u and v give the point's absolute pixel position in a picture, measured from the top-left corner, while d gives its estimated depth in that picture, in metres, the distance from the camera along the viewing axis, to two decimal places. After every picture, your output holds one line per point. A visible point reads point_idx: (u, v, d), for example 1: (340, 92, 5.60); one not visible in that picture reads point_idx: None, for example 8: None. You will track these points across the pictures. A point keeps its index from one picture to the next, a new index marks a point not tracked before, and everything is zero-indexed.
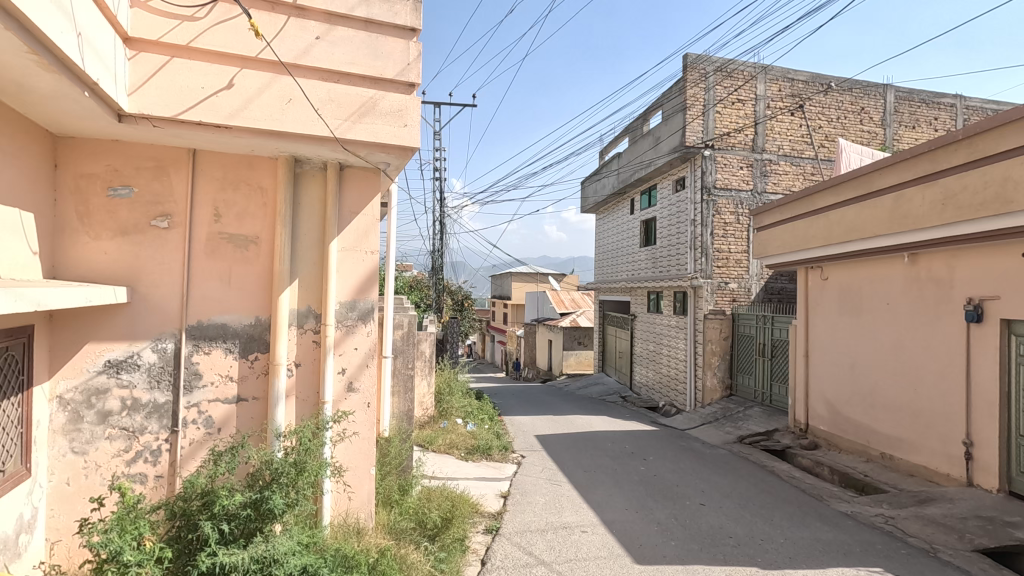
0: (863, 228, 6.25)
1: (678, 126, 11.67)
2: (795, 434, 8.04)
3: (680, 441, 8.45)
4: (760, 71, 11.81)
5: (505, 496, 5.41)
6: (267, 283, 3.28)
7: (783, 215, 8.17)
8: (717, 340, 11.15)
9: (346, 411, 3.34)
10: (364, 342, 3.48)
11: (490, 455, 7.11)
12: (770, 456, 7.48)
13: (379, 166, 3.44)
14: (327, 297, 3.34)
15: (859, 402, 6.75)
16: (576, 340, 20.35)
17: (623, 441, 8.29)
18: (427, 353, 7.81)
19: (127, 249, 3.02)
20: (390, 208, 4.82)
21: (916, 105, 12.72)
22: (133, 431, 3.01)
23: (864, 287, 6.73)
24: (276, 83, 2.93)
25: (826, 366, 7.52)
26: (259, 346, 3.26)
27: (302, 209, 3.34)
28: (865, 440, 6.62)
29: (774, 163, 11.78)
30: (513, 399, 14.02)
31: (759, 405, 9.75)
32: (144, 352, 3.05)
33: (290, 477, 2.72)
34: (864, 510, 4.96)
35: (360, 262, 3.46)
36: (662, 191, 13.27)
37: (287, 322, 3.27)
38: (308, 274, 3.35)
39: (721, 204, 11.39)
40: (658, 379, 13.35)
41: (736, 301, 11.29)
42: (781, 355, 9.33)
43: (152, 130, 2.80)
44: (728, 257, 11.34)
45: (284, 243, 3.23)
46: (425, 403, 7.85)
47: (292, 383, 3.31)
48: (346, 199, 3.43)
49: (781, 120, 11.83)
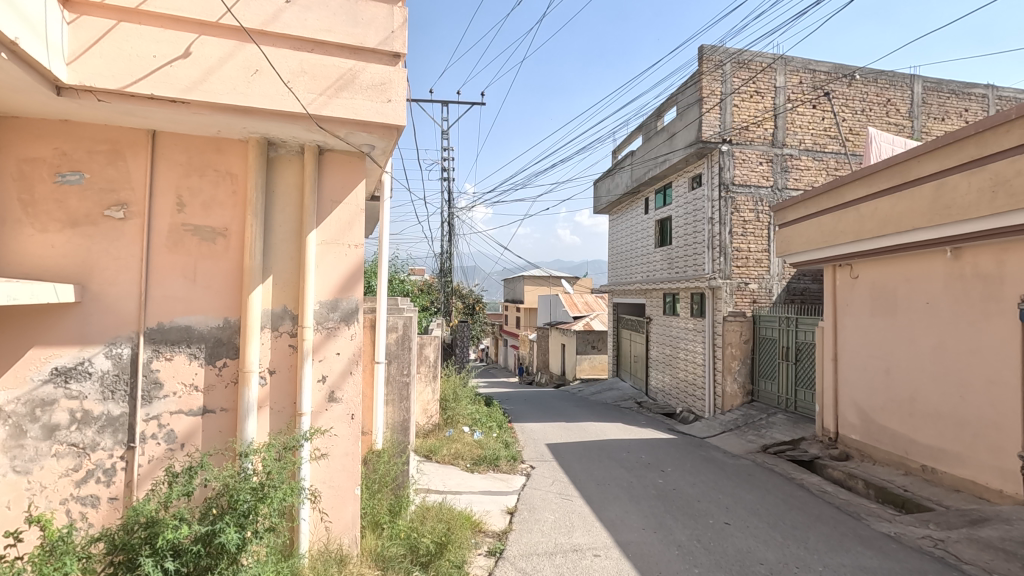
0: (899, 221, 5.77)
1: (694, 120, 11.25)
2: (823, 443, 7.53)
3: (700, 451, 7.97)
4: (779, 63, 11.35)
5: (512, 512, 5.02)
6: (237, 280, 2.92)
7: (807, 210, 7.67)
8: (737, 344, 10.65)
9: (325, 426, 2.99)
10: (348, 346, 3.13)
11: (498, 466, 6.72)
12: (796, 468, 6.99)
13: (362, 149, 3.09)
14: (305, 296, 2.99)
15: (895, 410, 6.25)
16: (589, 344, 19.86)
17: (638, 451, 7.84)
18: (431, 358, 7.45)
19: (78, 242, 2.68)
20: (383, 200, 4.46)
21: (945, 96, 12.13)
22: (83, 448, 2.68)
23: (900, 285, 6.23)
24: (240, 52, 2.59)
25: (857, 370, 7.01)
26: (228, 351, 2.91)
27: (277, 197, 3.00)
28: (903, 451, 6.11)
29: (795, 158, 11.27)
30: (524, 405, 13.61)
31: (783, 412, 9.22)
32: (96, 358, 2.71)
33: (251, 505, 2.33)
34: (910, 531, 4.47)
35: (342, 257, 3.11)
36: (678, 189, 12.82)
37: (259, 325, 2.92)
38: (284, 270, 3.00)
39: (739, 202, 10.93)
40: (675, 384, 12.85)
41: (757, 302, 10.78)
42: (806, 359, 8.82)
43: (98, 106, 2.47)
44: (748, 257, 10.85)
45: (256, 235, 2.89)
46: (429, 411, 7.48)
47: (265, 393, 2.96)
48: (325, 186, 3.07)
49: (802, 113, 11.33)
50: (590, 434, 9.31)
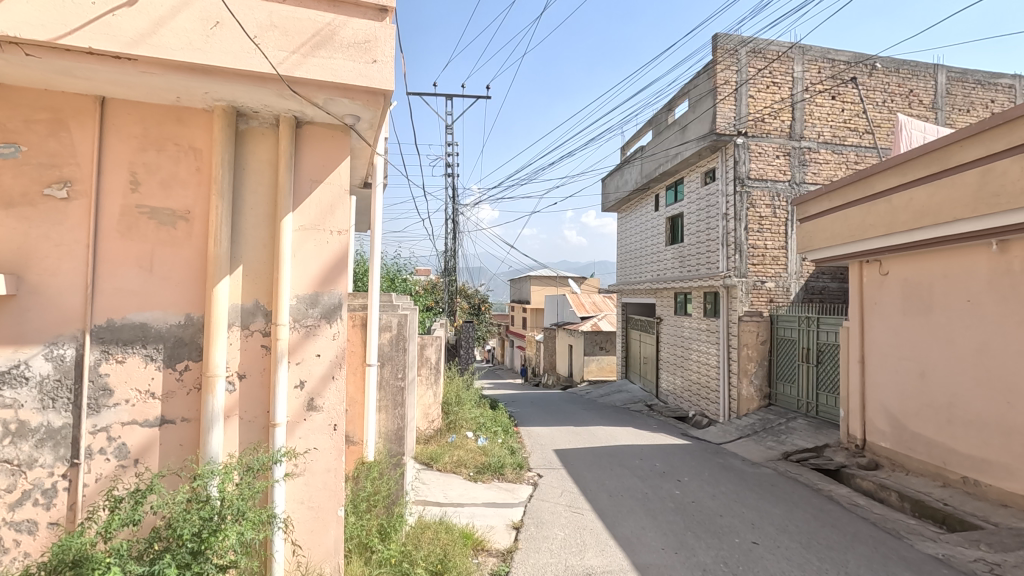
0: (937, 211, 5.33)
1: (707, 112, 10.81)
2: (849, 450, 7.08)
3: (717, 458, 7.53)
4: (797, 52, 10.88)
5: (518, 528, 4.62)
6: (201, 270, 2.54)
7: (831, 202, 7.22)
8: (754, 345, 10.18)
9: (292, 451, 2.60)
10: (330, 347, 2.74)
11: (503, 474, 6.30)
12: (822, 477, 6.55)
13: (346, 121, 2.70)
14: (279, 289, 2.60)
15: (931, 416, 5.80)
16: (597, 345, 19.39)
17: (652, 458, 7.41)
18: (433, 360, 7.06)
19: (13, 225, 2.32)
20: (375, 186, 4.05)
21: (970, 87, 11.62)
22: (19, 465, 2.31)
23: (936, 282, 5.78)
24: (197, 2, 2.22)
25: (887, 373, 6.56)
26: (191, 352, 2.52)
27: (248, 175, 2.61)
28: (940, 461, 5.66)
29: (813, 151, 10.80)
30: (530, 408, 13.18)
31: (804, 417, 8.75)
32: (34, 360, 2.34)
33: (201, 540, 2.00)
34: (959, 553, 4.03)
35: (323, 245, 2.72)
36: (690, 184, 12.37)
37: (226, 322, 2.54)
38: (256, 259, 2.62)
39: (755, 196, 10.47)
40: (687, 387, 12.40)
41: (774, 302, 10.32)
42: (828, 361, 8.36)
43: (29, 62, 2.10)
44: (765, 254, 10.39)
45: (223, 218, 2.50)
46: (430, 415, 7.10)
47: (233, 401, 2.58)
48: (304, 164, 2.69)
49: (820, 104, 10.86)
50: (600, 439, 8.88)
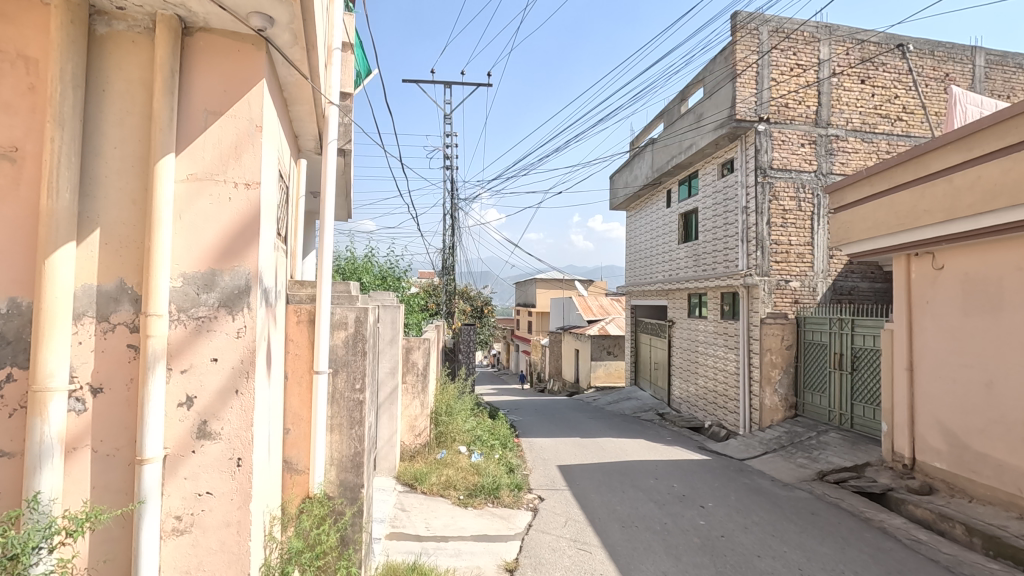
0: (1014, 191, 4.46)
1: (725, 98, 9.98)
2: (896, 471, 6.20)
3: (743, 477, 6.66)
4: (824, 32, 10.00)
5: (511, 571, 3.80)
6: (31, 233, 1.72)
7: (872, 188, 6.36)
8: (778, 350, 9.29)
9: (129, 504, 1.72)
10: (230, 349, 1.92)
11: (499, 498, 5.43)
12: (868, 503, 5.67)
13: (257, 29, 1.91)
14: (151, 262, 1.79)
15: (1001, 434, 4.93)
16: (605, 350, 18.47)
17: (669, 477, 6.55)
18: (420, 365, 6.26)
19: None
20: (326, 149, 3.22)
21: (1012, 71, 10.70)
22: None
23: (1008, 277, 4.92)
24: None
25: (943, 383, 5.68)
26: (17, 354, 1.72)
27: (109, 100, 1.81)
28: (1013, 488, 4.78)
29: (841, 140, 9.93)
30: (532, 416, 12.32)
31: (836, 430, 7.86)
32: None
33: None
34: None
35: (222, 203, 1.92)
36: (706, 177, 11.52)
37: (67, 310, 1.72)
38: (118, 220, 1.80)
39: (778, 188, 9.62)
40: (702, 394, 11.52)
41: (799, 303, 9.44)
42: (865, 368, 7.50)
43: None
44: (789, 251, 9.53)
45: (61, 156, 1.69)
46: (417, 428, 6.27)
47: (82, 425, 1.76)
48: (194, 87, 1.89)
49: (849, 88, 9.98)
50: (609, 453, 8.04)
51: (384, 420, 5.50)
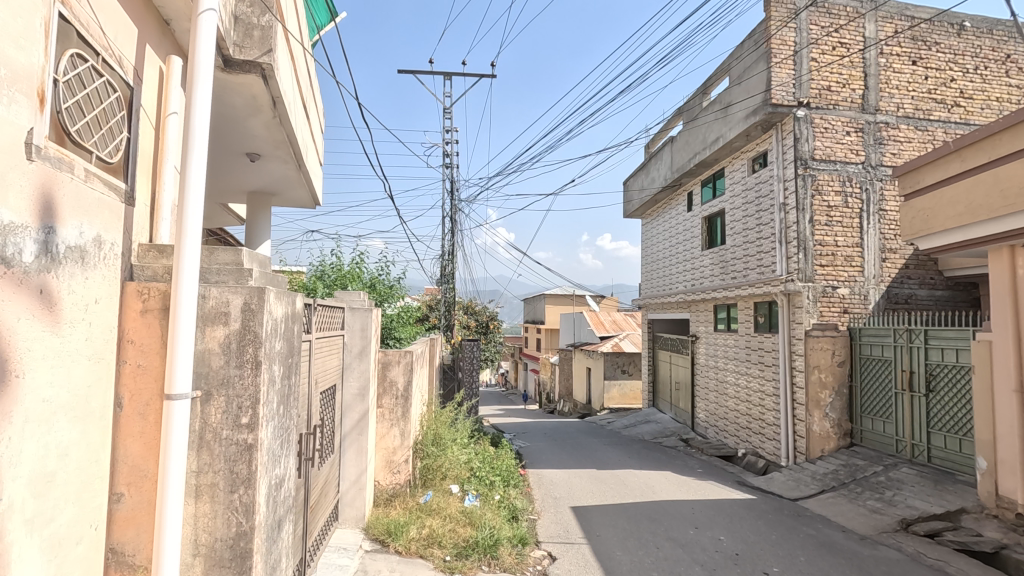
0: None
1: (758, 81, 8.81)
2: (1005, 523, 4.84)
3: (805, 526, 5.33)
4: (869, 6, 8.83)
5: None
6: None
7: (963, 164, 5.11)
8: (828, 367, 7.92)
9: None
10: None
11: (497, 559, 4.15)
12: (979, 568, 4.34)
13: None
14: None
15: None
16: (619, 368, 17.11)
17: (712, 525, 5.24)
18: (400, 385, 5.04)
19: None
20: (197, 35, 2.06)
21: None
22: None
23: None
24: None
25: None
26: None
27: None
28: None
29: (891, 127, 8.70)
30: (543, 442, 10.96)
31: (909, 464, 6.51)
32: None
33: None
34: None
35: None
36: (734, 173, 10.31)
37: None
38: None
39: (822, 181, 8.36)
40: (733, 418, 10.16)
41: (850, 313, 8.14)
42: (946, 389, 6.17)
43: None
44: (835, 253, 8.24)
45: None
46: (395, 463, 5.02)
47: None
48: None
49: (898, 70, 8.78)
50: (634, 490, 6.71)
51: (349, 456, 4.28)
